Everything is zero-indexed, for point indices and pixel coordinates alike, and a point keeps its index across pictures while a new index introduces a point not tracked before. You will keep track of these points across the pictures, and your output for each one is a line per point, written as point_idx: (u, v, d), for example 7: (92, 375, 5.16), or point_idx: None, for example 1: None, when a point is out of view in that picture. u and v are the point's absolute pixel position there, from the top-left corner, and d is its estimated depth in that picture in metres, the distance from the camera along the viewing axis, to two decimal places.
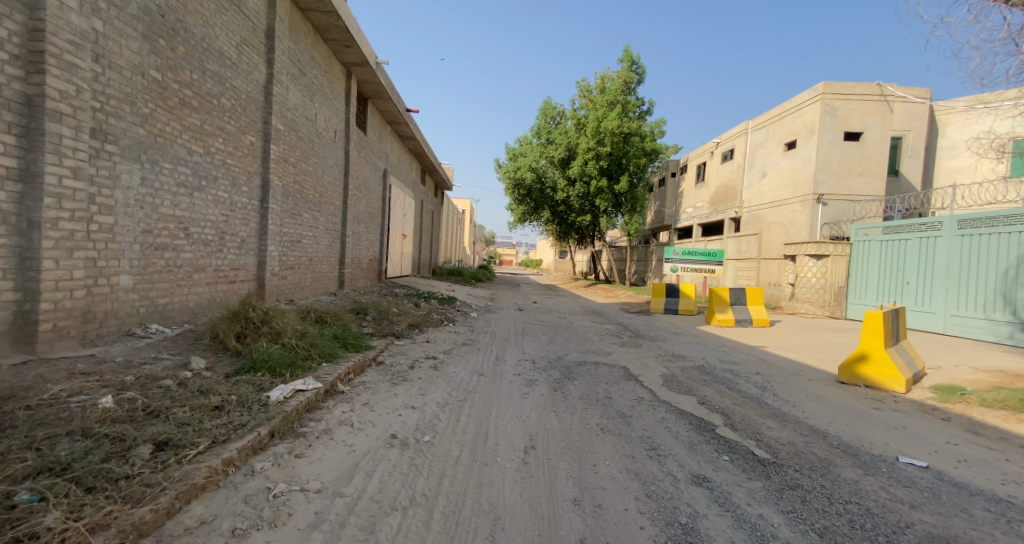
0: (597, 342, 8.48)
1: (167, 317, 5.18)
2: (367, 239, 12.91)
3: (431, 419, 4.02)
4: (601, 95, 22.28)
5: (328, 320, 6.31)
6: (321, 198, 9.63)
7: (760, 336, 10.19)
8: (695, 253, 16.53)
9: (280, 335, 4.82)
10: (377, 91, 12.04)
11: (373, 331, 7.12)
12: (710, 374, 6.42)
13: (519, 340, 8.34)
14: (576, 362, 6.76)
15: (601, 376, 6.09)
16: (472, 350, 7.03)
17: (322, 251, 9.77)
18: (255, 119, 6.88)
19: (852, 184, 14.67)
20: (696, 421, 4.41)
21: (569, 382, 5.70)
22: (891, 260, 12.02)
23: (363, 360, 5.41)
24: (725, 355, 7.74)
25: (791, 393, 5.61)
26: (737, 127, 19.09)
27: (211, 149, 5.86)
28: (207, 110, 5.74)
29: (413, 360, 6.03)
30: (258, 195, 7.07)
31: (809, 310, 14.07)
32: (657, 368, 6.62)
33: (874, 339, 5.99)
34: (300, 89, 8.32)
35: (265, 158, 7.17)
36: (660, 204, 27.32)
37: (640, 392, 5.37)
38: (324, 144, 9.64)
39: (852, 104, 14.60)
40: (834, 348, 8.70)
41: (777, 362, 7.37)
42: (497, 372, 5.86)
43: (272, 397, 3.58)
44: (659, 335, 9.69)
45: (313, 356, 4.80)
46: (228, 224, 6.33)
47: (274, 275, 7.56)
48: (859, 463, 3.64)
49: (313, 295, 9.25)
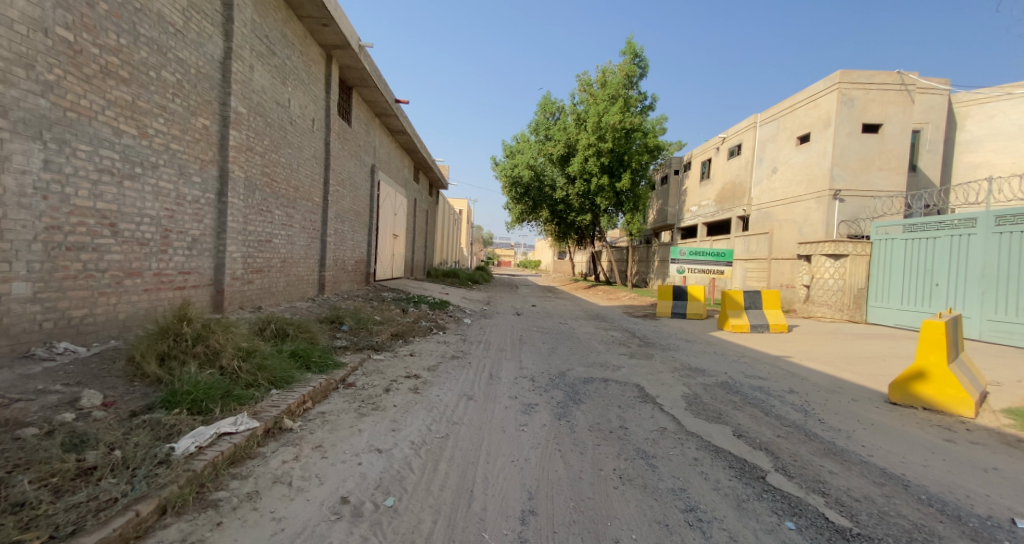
0: (603, 353, 7.54)
1: (85, 333, 4.24)
2: (352, 239, 11.96)
3: (399, 470, 3.09)
4: (602, 88, 21.39)
5: (289, 334, 5.34)
6: (296, 192, 8.68)
7: (781, 344, 9.21)
8: (703, 253, 15.64)
9: (218, 357, 3.87)
10: (362, 78, 11.11)
11: (347, 343, 6.17)
12: (738, 394, 5.48)
13: (516, 351, 7.39)
14: (583, 380, 5.82)
15: (612, 398, 5.17)
16: (462, 365, 6.10)
17: (297, 251, 8.83)
18: (210, 99, 5.97)
19: (871, 180, 13.79)
20: (738, 464, 3.50)
21: (575, 407, 4.77)
22: (917, 260, 11.13)
23: (327, 385, 4.47)
24: (748, 369, 6.79)
25: (841, 420, 4.65)
26: (745, 121, 18.22)
27: (148, 130, 4.95)
28: (141, 83, 4.84)
29: (389, 381, 5.06)
30: (214, 187, 6.14)
31: (825, 314, 13.02)
32: (676, 386, 5.70)
33: (934, 354, 5.09)
34: (268, 70, 7.39)
35: (223, 145, 6.25)
36: (662, 202, 26.46)
37: (663, 421, 4.45)
38: (299, 134, 8.69)
39: (870, 94, 13.74)
40: (868, 358, 7.71)
41: (810, 377, 6.42)
42: (490, 394, 4.92)
43: (178, 448, 2.64)
44: (671, 344, 8.74)
45: (260, 382, 3.86)
46: (175, 220, 5.41)
47: (236, 279, 6.62)
48: (967, 533, 2.71)
49: (286, 301, 8.30)
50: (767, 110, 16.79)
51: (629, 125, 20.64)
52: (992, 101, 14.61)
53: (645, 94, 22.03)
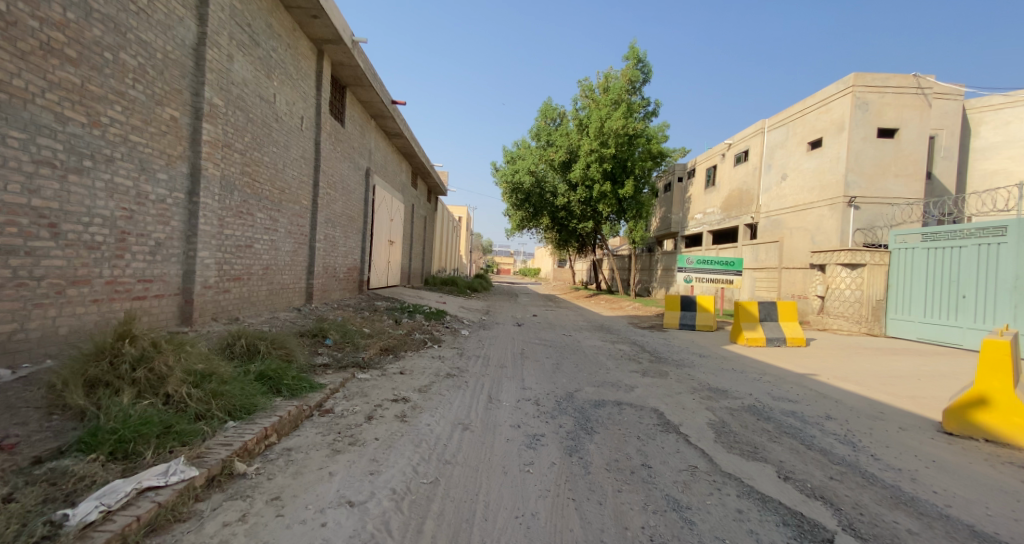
0: (612, 370, 6.90)
1: (13, 352, 3.60)
2: (345, 246, 11.34)
3: (374, 533, 2.43)
4: (605, 94, 20.95)
5: (260, 352, 4.69)
6: (281, 194, 8.08)
7: (800, 360, 8.55)
8: (712, 262, 15.06)
9: (163, 383, 3.23)
10: (356, 76, 10.56)
11: (329, 361, 5.52)
12: (771, 421, 4.84)
13: (518, 368, 6.75)
14: (593, 403, 5.17)
15: (629, 426, 4.53)
16: (458, 385, 5.45)
17: (282, 258, 8.20)
18: (181, 89, 5.38)
19: (887, 186, 13.24)
20: (794, 521, 2.85)
21: (587, 438, 4.12)
22: (941, 270, 10.53)
23: (298, 413, 3.83)
24: (774, 390, 6.14)
25: (898, 457, 4.01)
26: (752, 127, 17.70)
27: (101, 118, 4.35)
28: (94, 65, 4.25)
29: (373, 407, 4.41)
30: (183, 185, 5.52)
31: (843, 326, 12.29)
32: (699, 411, 5.05)
33: (997, 377, 4.49)
34: (250, 61, 6.82)
35: (195, 139, 5.64)
36: (665, 210, 25.90)
37: (692, 457, 3.81)
38: (285, 131, 8.10)
39: (885, 97, 13.23)
40: (901, 377, 7.05)
41: (845, 400, 5.77)
42: (489, 423, 4.27)
43: (74, 515, 2.01)
44: (684, 360, 8.07)
45: (213, 413, 3.23)
46: (134, 222, 4.79)
47: (208, 287, 5.98)
48: None
49: (268, 311, 7.66)
50: (776, 114, 16.28)
51: (632, 131, 20.18)
52: (1007, 106, 14.13)
53: (649, 100, 21.59)
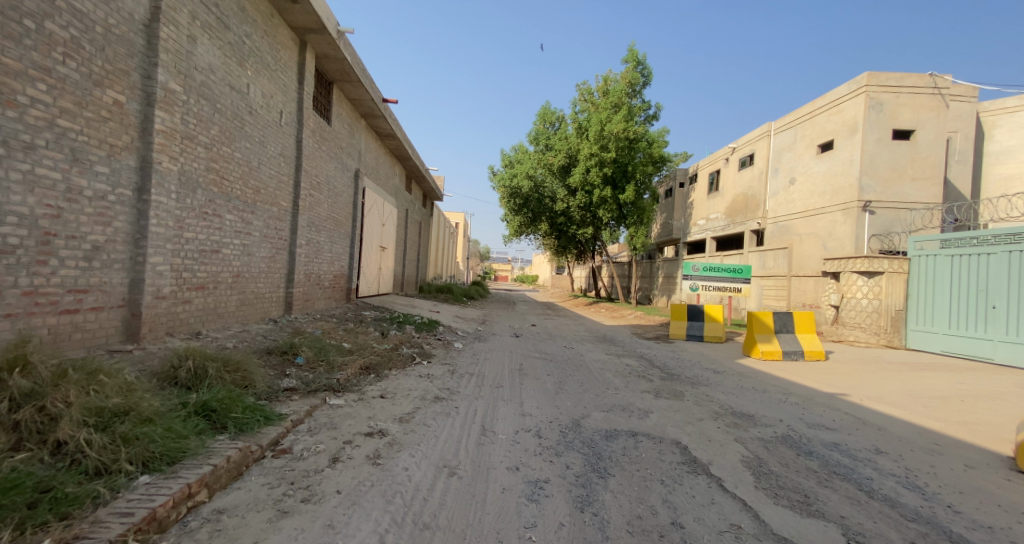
0: (621, 391, 6.15)
1: None
2: (330, 251, 10.60)
3: None
4: (604, 97, 20.39)
5: (208, 377, 3.92)
6: (256, 195, 7.35)
7: (823, 377, 7.81)
8: (718, 269, 14.39)
9: (54, 426, 2.50)
10: (343, 71, 9.87)
11: (296, 384, 4.76)
12: (814, 457, 4.09)
13: (516, 389, 6.00)
14: (604, 434, 4.43)
15: (649, 465, 3.79)
16: (445, 413, 4.70)
17: (256, 265, 7.46)
18: (128, 69, 4.67)
19: (902, 190, 12.62)
20: None
21: (601, 485, 3.37)
22: (967, 279, 9.86)
23: (241, 457, 3.06)
24: (807, 415, 5.41)
25: (980, 509, 3.28)
26: (757, 130, 17.13)
27: (18, 98, 3.66)
28: (8, 34, 3.56)
29: (341, 444, 3.66)
30: (131, 181, 4.79)
31: (859, 338, 11.58)
32: (729, 444, 4.31)
33: None
34: (219, 44, 6.12)
35: (147, 128, 4.91)
36: (665, 216, 25.28)
37: (733, 513, 3.06)
38: (261, 126, 7.38)
39: (900, 97, 12.66)
40: (942, 399, 6.32)
41: (889, 427, 5.06)
42: (481, 465, 3.52)
43: None
44: (699, 377, 7.32)
45: (120, 465, 2.50)
46: (63, 222, 4.08)
47: (161, 298, 5.22)
48: None
49: (238, 324, 6.93)
50: (783, 117, 15.73)
51: (632, 135, 19.62)
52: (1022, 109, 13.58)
53: (649, 103, 21.04)
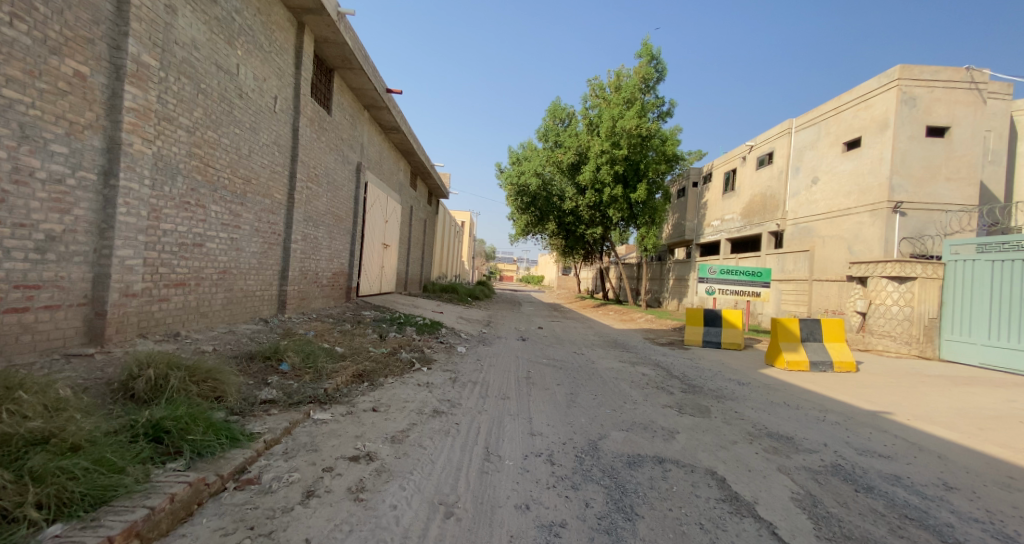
0: (641, 405, 5.55)
1: None
2: (329, 248, 10.06)
3: None
4: (616, 93, 19.76)
5: (168, 389, 3.39)
6: (245, 185, 6.81)
7: (858, 391, 7.13)
8: (736, 272, 13.68)
9: None
10: (344, 57, 9.34)
11: (277, 395, 4.21)
12: (875, 494, 3.48)
13: (524, 401, 5.41)
14: (626, 460, 3.84)
15: (685, 503, 3.17)
16: (445, 431, 4.11)
17: (245, 260, 6.93)
18: (92, 38, 4.15)
19: (936, 190, 11.87)
20: None
21: (631, 533, 2.75)
22: (1011, 285, 9.13)
23: (191, 494, 2.51)
24: (853, 438, 4.77)
25: None
26: (777, 127, 16.41)
27: None
28: None
29: (319, 473, 3.08)
30: (96, 164, 4.27)
31: (889, 347, 10.83)
32: (775, 477, 3.68)
33: None
34: (203, 17, 5.59)
35: (114, 105, 4.38)
36: (677, 217, 24.56)
37: None
38: (253, 111, 6.87)
39: (935, 92, 11.92)
40: (1000, 420, 5.65)
41: (952, 456, 4.41)
42: (485, 503, 2.93)
43: None
44: (724, 390, 6.68)
45: (23, 512, 1.99)
46: (8, 207, 3.58)
47: (131, 297, 4.68)
48: None
49: (224, 324, 6.41)
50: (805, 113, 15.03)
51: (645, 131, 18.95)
52: None
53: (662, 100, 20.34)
